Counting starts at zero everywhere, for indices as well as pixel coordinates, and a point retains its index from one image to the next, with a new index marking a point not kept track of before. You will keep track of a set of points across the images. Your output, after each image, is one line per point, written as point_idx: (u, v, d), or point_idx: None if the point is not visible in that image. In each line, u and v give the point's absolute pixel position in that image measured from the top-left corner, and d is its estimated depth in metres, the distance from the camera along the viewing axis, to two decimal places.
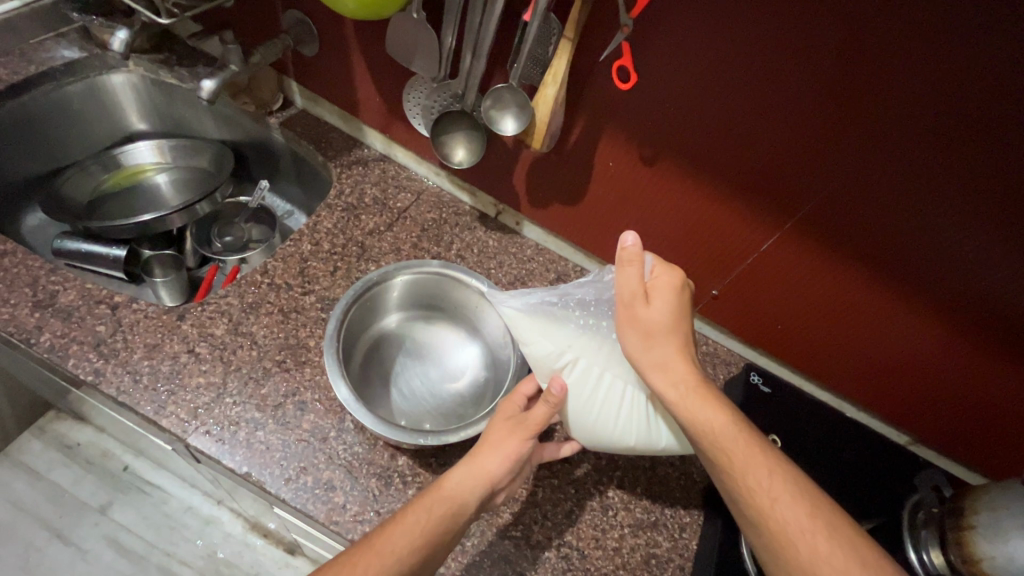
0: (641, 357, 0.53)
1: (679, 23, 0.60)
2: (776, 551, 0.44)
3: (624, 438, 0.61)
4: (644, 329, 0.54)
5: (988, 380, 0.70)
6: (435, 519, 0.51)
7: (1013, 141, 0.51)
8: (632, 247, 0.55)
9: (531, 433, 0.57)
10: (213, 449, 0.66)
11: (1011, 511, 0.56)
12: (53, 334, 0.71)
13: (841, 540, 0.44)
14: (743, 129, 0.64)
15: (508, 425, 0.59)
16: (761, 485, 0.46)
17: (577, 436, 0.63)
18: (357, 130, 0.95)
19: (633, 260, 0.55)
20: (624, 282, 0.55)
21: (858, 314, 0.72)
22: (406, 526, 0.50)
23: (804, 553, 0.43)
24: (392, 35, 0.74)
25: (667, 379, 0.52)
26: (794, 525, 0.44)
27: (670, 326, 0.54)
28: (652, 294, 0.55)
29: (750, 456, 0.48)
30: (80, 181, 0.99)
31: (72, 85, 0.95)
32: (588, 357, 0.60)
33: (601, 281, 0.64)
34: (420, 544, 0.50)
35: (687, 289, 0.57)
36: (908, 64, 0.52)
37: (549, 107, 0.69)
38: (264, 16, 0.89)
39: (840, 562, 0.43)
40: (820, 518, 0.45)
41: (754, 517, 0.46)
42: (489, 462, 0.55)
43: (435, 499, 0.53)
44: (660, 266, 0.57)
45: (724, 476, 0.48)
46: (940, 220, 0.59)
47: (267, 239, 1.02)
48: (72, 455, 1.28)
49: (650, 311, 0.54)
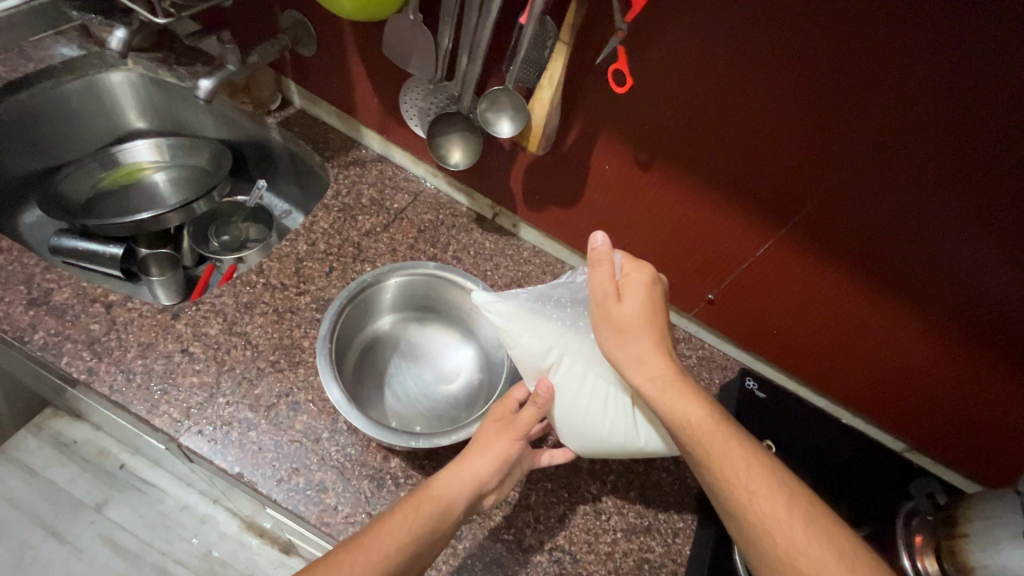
0: (616, 354, 0.53)
1: (674, 27, 0.60)
2: (755, 542, 0.45)
3: (612, 438, 0.60)
4: (617, 326, 0.53)
5: (982, 388, 0.70)
6: (423, 518, 0.51)
7: (1009, 149, 0.51)
8: (602, 246, 0.55)
9: (520, 434, 0.58)
10: (205, 449, 0.66)
11: (1005, 521, 0.57)
12: (47, 332, 0.71)
13: (817, 529, 0.45)
14: (738, 133, 0.64)
15: (497, 425, 0.59)
16: (740, 478, 0.47)
17: (566, 441, 0.62)
18: (355, 130, 0.95)
19: (603, 260, 0.55)
20: (596, 282, 0.54)
21: (853, 320, 0.72)
22: (393, 524, 0.51)
23: (781, 544, 0.44)
24: (388, 37, 0.74)
25: (644, 374, 0.51)
26: (772, 518, 0.45)
27: (644, 323, 0.53)
28: (624, 292, 0.54)
29: (729, 450, 0.48)
30: (79, 179, 0.99)
31: (71, 83, 0.96)
32: (572, 355, 0.60)
33: (574, 283, 0.66)
34: (407, 543, 0.50)
35: (659, 285, 0.56)
36: (905, 69, 0.52)
37: (544, 111, 0.69)
38: (263, 16, 0.89)
39: (816, 551, 0.44)
40: (797, 508, 0.46)
41: (733, 510, 0.47)
42: (477, 463, 0.56)
43: (423, 498, 0.53)
44: (630, 263, 0.57)
45: (703, 470, 0.48)
46: (933, 226, 0.59)
47: (264, 239, 1.03)
48: (67, 453, 1.28)
49: (621, 309, 0.53)
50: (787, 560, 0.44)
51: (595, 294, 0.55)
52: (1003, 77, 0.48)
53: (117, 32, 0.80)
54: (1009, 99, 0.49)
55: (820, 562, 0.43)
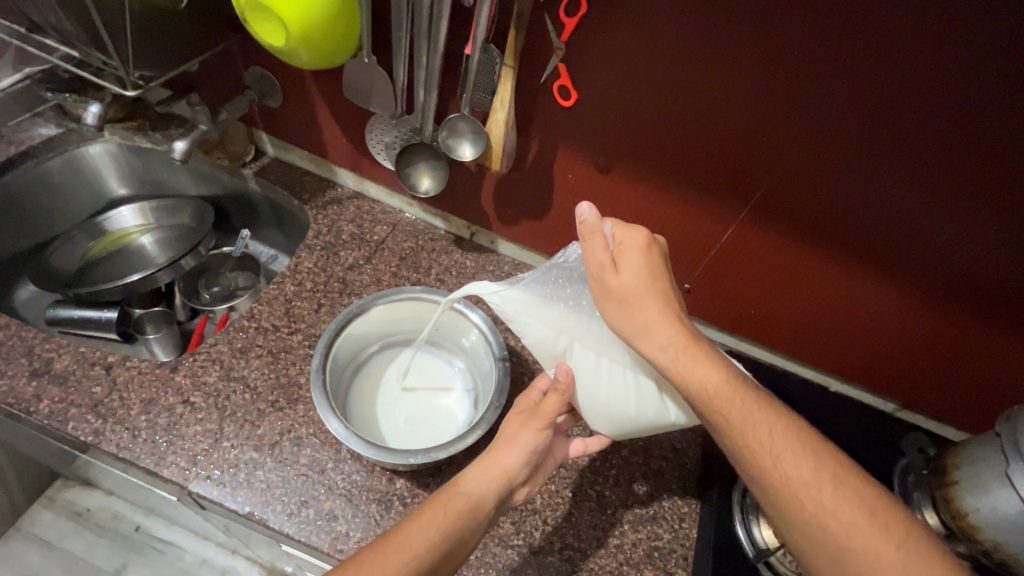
0: (624, 325, 0.54)
1: (613, 39, 0.64)
2: (782, 507, 0.47)
3: (642, 415, 0.60)
4: (618, 297, 0.54)
5: (961, 342, 0.73)
6: (454, 514, 0.53)
7: (951, 110, 0.55)
8: (589, 217, 0.55)
9: (544, 424, 0.59)
10: (215, 493, 0.68)
11: (989, 462, 0.61)
12: (51, 400, 0.73)
13: (844, 490, 0.47)
14: (689, 127, 0.67)
15: (521, 418, 0.61)
16: (762, 443, 0.48)
17: (599, 426, 0.64)
18: (329, 170, 0.99)
19: (594, 230, 0.55)
20: (591, 255, 0.55)
21: (822, 288, 0.75)
22: (424, 521, 0.52)
23: (808, 508, 0.46)
24: (347, 84, 0.78)
25: (653, 344, 0.52)
26: (797, 482, 0.47)
27: (643, 288, 0.54)
28: (620, 261, 0.55)
29: (747, 414, 0.49)
30: (68, 251, 1.02)
31: (51, 161, 0.99)
32: (582, 340, 0.60)
33: (567, 265, 0.64)
34: (438, 541, 0.51)
35: (655, 246, 0.56)
36: (829, 49, 0.56)
37: (501, 130, 0.73)
38: (226, 75, 0.93)
39: (844, 512, 0.46)
40: (823, 471, 0.47)
41: (759, 477, 0.48)
42: (504, 458, 0.58)
43: (452, 495, 0.55)
44: (621, 231, 0.57)
45: (724, 436, 0.50)
46: (880, 188, 0.63)
47: (253, 286, 1.06)
48: (82, 521, 1.28)
49: (620, 280, 0.54)
50: (816, 523, 0.46)
51: (592, 268, 0.56)
52: (930, 44, 0.52)
53: (90, 107, 0.84)
54: (938, 65, 0.53)
55: (848, 523, 0.45)
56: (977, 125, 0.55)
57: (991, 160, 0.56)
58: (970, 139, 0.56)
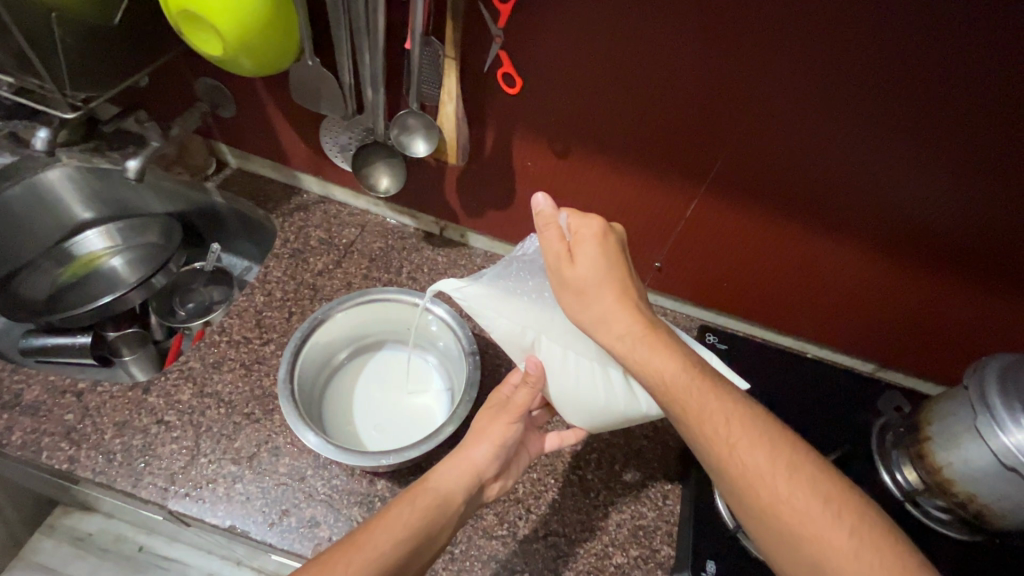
0: (582, 316, 0.54)
1: (553, 24, 0.63)
2: (740, 495, 0.47)
3: (612, 405, 0.60)
4: (575, 288, 0.54)
5: (930, 298, 0.73)
6: (422, 509, 0.54)
7: (899, 66, 0.54)
8: (545, 208, 0.55)
9: (513, 416, 0.60)
10: (195, 509, 0.68)
11: (958, 417, 0.61)
12: (23, 431, 0.73)
13: (799, 478, 0.47)
14: (640, 106, 0.67)
15: (491, 412, 0.62)
16: (719, 434, 0.48)
17: (572, 420, 0.64)
18: (292, 177, 0.98)
19: (550, 221, 0.55)
20: (547, 246, 0.55)
21: (789, 255, 0.75)
22: (391, 518, 0.52)
23: (764, 497, 0.46)
24: (294, 85, 0.76)
25: (611, 333, 0.52)
26: (754, 468, 0.47)
27: (601, 278, 0.53)
28: (576, 251, 0.54)
29: (704, 402, 0.48)
30: (37, 279, 1.03)
31: (9, 189, 0.96)
32: (548, 333, 0.59)
33: (526, 259, 0.64)
34: (404, 538, 0.51)
35: (612, 234, 0.56)
36: (768, 16, 0.55)
37: (453, 124, 0.74)
38: (176, 88, 0.91)
39: (799, 498, 0.46)
40: (779, 459, 0.47)
41: (716, 466, 0.48)
42: (473, 453, 0.59)
43: (420, 492, 0.55)
44: (577, 220, 0.56)
45: (682, 424, 0.49)
46: (835, 152, 0.63)
47: (229, 298, 1.02)
48: (84, 546, 1.29)
49: (576, 270, 0.53)
50: (772, 512, 0.46)
51: (549, 259, 0.56)
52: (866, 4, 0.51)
53: (38, 132, 0.83)
54: (878, 24, 0.52)
55: (802, 511, 0.45)
56: (929, 77, 0.54)
57: (946, 111, 0.55)
58: (921, 93, 0.55)
